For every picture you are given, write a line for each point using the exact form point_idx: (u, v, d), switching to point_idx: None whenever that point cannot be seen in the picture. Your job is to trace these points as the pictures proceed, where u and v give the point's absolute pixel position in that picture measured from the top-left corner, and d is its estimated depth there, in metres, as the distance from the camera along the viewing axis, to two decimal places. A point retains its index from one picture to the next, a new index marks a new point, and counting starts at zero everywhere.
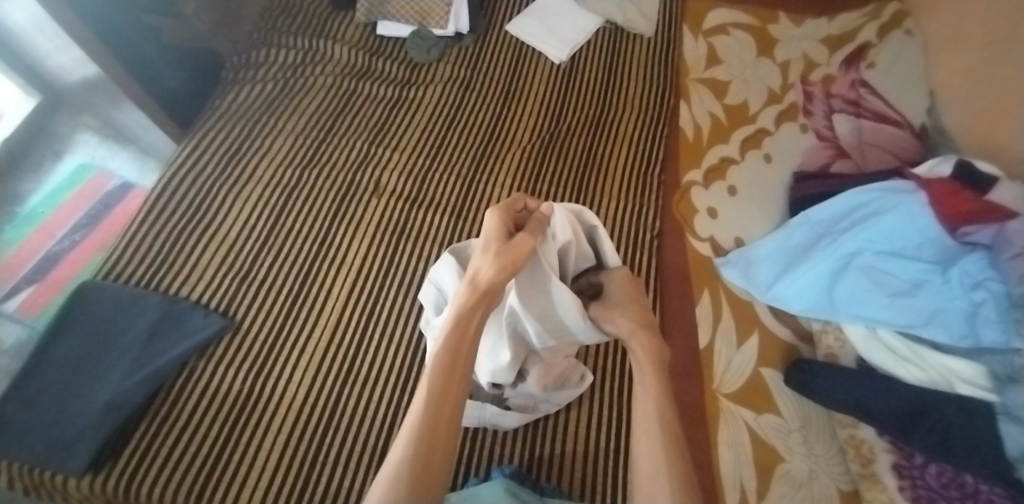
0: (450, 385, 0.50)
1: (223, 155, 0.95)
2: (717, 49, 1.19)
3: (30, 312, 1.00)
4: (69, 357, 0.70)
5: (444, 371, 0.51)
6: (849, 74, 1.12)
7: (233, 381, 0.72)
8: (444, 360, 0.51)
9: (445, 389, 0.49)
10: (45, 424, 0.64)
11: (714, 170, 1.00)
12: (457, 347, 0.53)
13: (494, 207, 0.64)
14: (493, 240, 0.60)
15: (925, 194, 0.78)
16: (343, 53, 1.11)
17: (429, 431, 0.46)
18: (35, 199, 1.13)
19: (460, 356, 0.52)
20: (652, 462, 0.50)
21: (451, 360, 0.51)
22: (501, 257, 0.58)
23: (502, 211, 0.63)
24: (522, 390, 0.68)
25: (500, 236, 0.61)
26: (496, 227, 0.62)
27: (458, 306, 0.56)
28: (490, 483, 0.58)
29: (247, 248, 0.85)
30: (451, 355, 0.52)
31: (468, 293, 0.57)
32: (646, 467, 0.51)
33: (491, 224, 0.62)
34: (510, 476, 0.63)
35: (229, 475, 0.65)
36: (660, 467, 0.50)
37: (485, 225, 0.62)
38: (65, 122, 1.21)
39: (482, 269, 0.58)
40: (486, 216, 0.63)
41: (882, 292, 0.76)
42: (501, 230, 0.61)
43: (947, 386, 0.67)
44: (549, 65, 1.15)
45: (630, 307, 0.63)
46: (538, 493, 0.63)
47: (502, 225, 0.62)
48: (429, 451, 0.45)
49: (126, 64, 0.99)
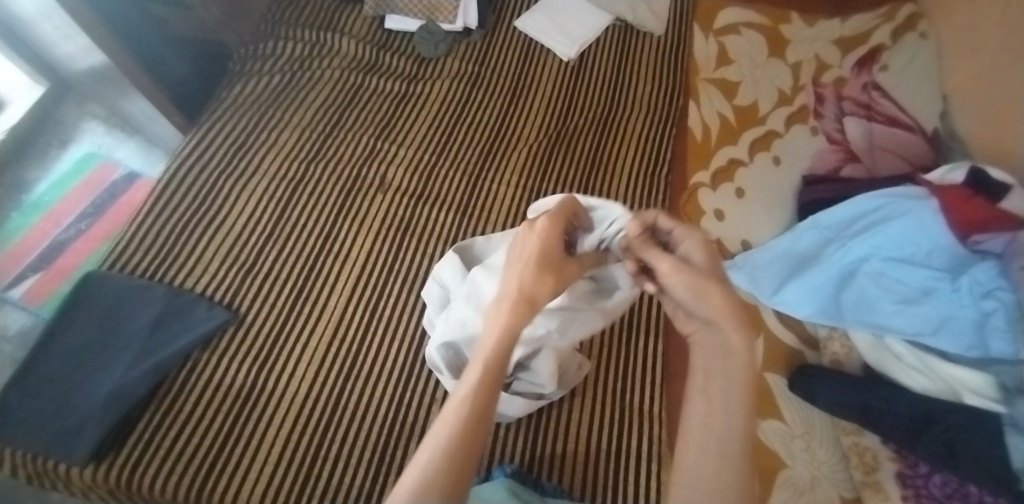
0: (480, 429, 0.39)
1: (230, 147, 0.94)
2: (727, 49, 1.18)
3: (35, 300, 1.00)
4: (71, 347, 0.70)
5: (478, 409, 0.39)
6: (861, 77, 1.10)
7: (235, 375, 0.72)
8: (477, 397, 0.40)
9: (474, 431, 0.38)
10: (47, 413, 0.65)
11: (722, 172, 0.99)
12: (492, 382, 0.42)
13: (551, 212, 0.53)
14: (544, 252, 0.49)
15: (936, 201, 0.78)
16: (351, 47, 1.11)
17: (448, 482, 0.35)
18: (41, 187, 1.13)
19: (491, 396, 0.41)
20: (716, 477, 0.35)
21: (485, 400, 0.40)
22: (553, 279, 0.48)
23: (559, 222, 0.52)
24: (526, 379, 0.67)
25: (553, 252, 0.50)
26: (551, 242, 0.50)
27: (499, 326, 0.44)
28: (492, 483, 0.58)
29: (251, 241, 0.85)
30: (486, 390, 0.41)
31: (514, 313, 0.45)
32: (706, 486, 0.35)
33: (546, 233, 0.50)
34: (512, 475, 0.63)
35: (229, 469, 0.65)
36: (727, 487, 0.34)
37: (538, 232, 0.50)
38: (71, 111, 1.21)
39: (537, 289, 0.47)
40: (539, 219, 0.52)
41: (890, 298, 0.76)
42: (553, 245, 0.50)
43: (954, 396, 0.66)
44: (558, 62, 1.14)
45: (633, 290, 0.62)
46: (540, 493, 0.63)
47: (555, 240, 0.51)
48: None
49: (133, 54, 0.98)
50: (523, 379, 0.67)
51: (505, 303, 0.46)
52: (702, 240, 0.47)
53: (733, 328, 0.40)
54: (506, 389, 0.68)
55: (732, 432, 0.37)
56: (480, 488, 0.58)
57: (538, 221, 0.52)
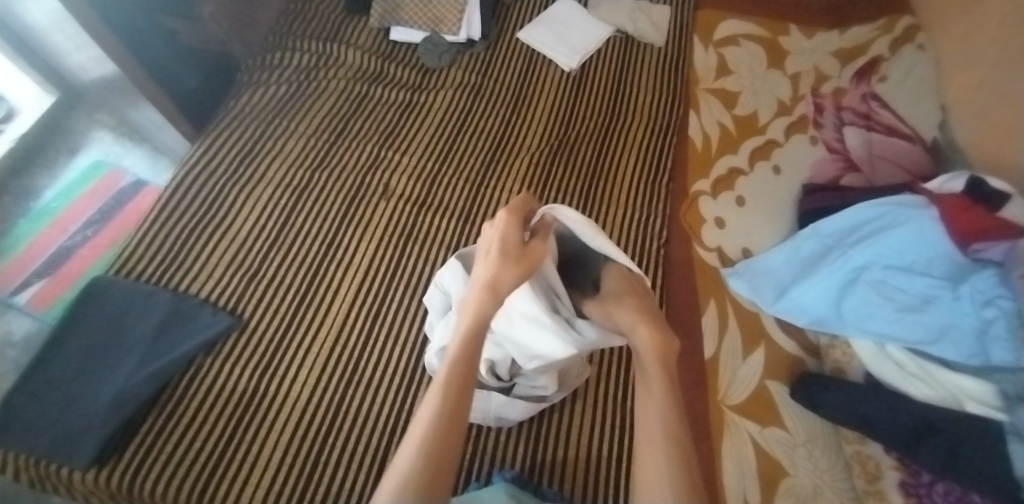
0: (461, 394, 0.50)
1: (237, 154, 0.96)
2: (727, 60, 1.20)
3: (40, 305, 1.01)
4: (77, 352, 0.71)
5: (457, 380, 0.51)
6: (861, 88, 1.11)
7: (238, 380, 0.73)
8: (457, 371, 0.52)
9: (456, 400, 0.50)
10: (52, 417, 0.65)
11: (722, 181, 1.00)
12: (467, 361, 0.53)
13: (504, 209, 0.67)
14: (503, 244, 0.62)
15: (936, 209, 0.78)
16: (356, 57, 1.13)
17: (440, 436, 0.47)
18: (50, 194, 1.15)
19: (469, 370, 0.53)
20: (654, 458, 0.50)
21: (463, 371, 0.52)
22: (513, 263, 0.60)
23: (511, 218, 0.65)
24: (524, 384, 0.68)
25: (511, 240, 0.63)
26: (508, 235, 0.63)
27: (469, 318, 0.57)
28: (492, 487, 0.58)
29: (256, 247, 0.86)
30: (463, 367, 0.53)
31: (481, 305, 0.58)
32: (649, 466, 0.50)
33: (501, 231, 0.64)
34: (512, 480, 0.63)
35: (230, 475, 0.65)
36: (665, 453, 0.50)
37: (497, 230, 0.64)
38: (81, 120, 1.24)
39: (500, 275, 0.59)
40: (497, 217, 0.66)
41: (891, 307, 0.76)
42: (509, 237, 0.63)
43: (957, 405, 0.66)
44: (559, 72, 1.16)
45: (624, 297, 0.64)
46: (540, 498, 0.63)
47: (512, 233, 0.64)
48: (438, 463, 0.45)
49: (143, 64, 1.00)
50: (522, 384, 0.69)
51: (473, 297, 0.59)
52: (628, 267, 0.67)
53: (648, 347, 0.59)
54: (506, 392, 0.69)
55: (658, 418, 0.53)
56: (480, 491, 0.58)
57: (496, 220, 0.66)
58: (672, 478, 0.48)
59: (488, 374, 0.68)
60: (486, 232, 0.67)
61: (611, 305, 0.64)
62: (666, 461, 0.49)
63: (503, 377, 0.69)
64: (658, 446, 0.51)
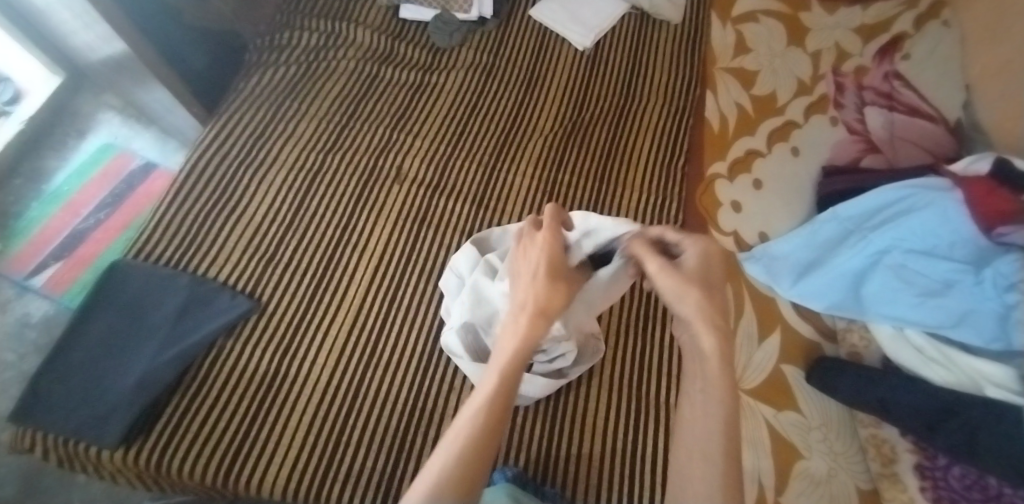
0: (500, 408, 0.44)
1: (249, 138, 0.95)
2: (745, 37, 1.17)
3: (57, 288, 1.02)
4: (98, 335, 0.71)
5: (498, 404, 0.44)
6: (883, 66, 1.09)
7: (259, 362, 0.74)
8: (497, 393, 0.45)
9: (498, 407, 0.44)
10: (77, 399, 0.66)
11: (740, 163, 0.99)
12: (512, 370, 0.46)
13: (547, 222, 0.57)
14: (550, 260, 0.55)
15: (960, 192, 0.77)
16: (365, 37, 1.10)
17: (473, 454, 0.40)
18: (60, 178, 1.15)
19: (509, 386, 0.45)
20: (704, 478, 0.39)
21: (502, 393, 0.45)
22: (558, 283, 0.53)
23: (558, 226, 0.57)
24: (545, 358, 0.69)
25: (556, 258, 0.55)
26: (556, 251, 0.56)
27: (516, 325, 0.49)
28: (493, 489, 0.58)
29: (272, 231, 0.86)
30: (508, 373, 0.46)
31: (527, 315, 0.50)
32: (684, 468, 0.41)
33: (549, 245, 0.56)
34: (512, 479, 0.64)
35: (255, 454, 0.66)
36: (709, 459, 0.40)
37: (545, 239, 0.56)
38: (88, 101, 1.24)
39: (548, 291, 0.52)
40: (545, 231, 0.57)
41: (912, 291, 0.75)
42: (558, 254, 0.56)
43: (975, 389, 0.65)
44: (573, 52, 1.13)
45: (694, 273, 0.48)
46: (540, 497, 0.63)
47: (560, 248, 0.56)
48: (472, 474, 0.39)
49: (152, 44, 0.98)
50: (540, 359, 0.69)
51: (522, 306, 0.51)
52: (704, 246, 0.50)
53: (705, 330, 0.45)
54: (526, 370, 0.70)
55: (711, 415, 0.42)
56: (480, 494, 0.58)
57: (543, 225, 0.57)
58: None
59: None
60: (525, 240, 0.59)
61: (682, 280, 0.47)
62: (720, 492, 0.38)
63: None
64: (708, 463, 0.40)
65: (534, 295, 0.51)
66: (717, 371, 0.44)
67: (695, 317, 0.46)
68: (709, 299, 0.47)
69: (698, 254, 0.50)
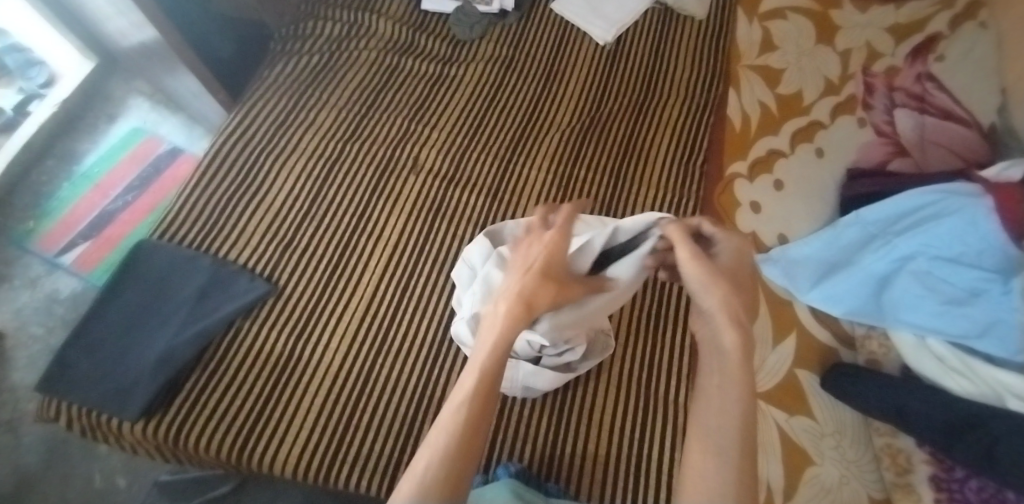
0: (484, 405, 0.43)
1: (270, 125, 0.97)
2: (773, 35, 1.14)
3: (85, 266, 1.06)
4: (122, 312, 0.74)
5: (482, 402, 0.43)
6: (915, 67, 1.06)
7: (275, 344, 0.75)
8: (479, 390, 0.43)
9: (482, 406, 0.43)
10: (101, 372, 0.68)
11: (761, 163, 0.97)
12: (497, 367, 0.45)
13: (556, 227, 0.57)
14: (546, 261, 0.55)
15: (991, 200, 0.74)
16: (387, 27, 1.11)
17: (457, 455, 0.39)
18: (91, 159, 1.19)
19: (494, 384, 0.44)
20: (715, 470, 0.37)
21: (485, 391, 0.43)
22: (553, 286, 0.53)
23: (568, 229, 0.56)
24: (553, 354, 0.69)
25: (555, 260, 0.55)
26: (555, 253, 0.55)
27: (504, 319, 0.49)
28: (497, 483, 0.59)
29: (290, 217, 0.88)
30: (493, 370, 0.45)
31: (514, 310, 0.49)
32: (697, 459, 0.39)
33: (551, 246, 0.56)
34: (516, 475, 0.64)
35: (268, 433, 0.68)
36: (725, 451, 0.38)
37: (551, 241, 0.56)
38: (119, 87, 1.27)
39: (535, 288, 0.52)
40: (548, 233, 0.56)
41: (935, 299, 0.73)
42: (557, 255, 0.56)
43: (998, 401, 0.63)
44: (595, 46, 1.12)
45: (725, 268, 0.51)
46: (544, 493, 0.64)
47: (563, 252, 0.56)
48: (457, 477, 0.38)
49: (181, 31, 1.00)
50: (548, 354, 0.69)
51: (506, 301, 0.50)
52: (738, 244, 0.53)
53: (728, 324, 0.45)
54: (535, 363, 0.70)
55: (729, 408, 0.41)
56: (486, 488, 0.59)
57: (553, 231, 0.57)
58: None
59: (519, 346, 0.68)
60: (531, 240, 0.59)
61: (707, 267, 0.49)
62: (734, 486, 0.36)
63: (533, 349, 0.68)
64: (721, 456, 0.38)
65: (522, 293, 0.50)
66: (736, 365, 0.43)
67: (717, 308, 0.47)
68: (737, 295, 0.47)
69: (731, 250, 0.53)
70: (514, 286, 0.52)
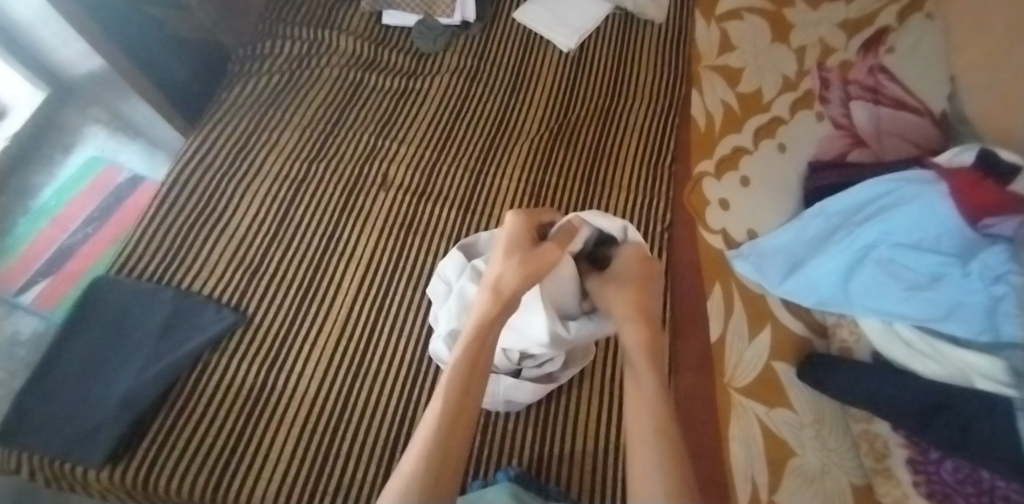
0: (467, 397, 0.48)
1: (232, 149, 0.94)
2: (730, 35, 1.17)
3: (45, 305, 1.02)
4: (82, 353, 0.71)
5: (460, 393, 0.48)
6: (867, 60, 1.09)
7: (247, 375, 0.73)
8: (462, 370, 0.50)
9: (462, 397, 0.48)
10: (61, 418, 0.66)
11: (727, 161, 0.99)
12: (476, 359, 0.51)
13: (508, 217, 0.64)
14: (508, 249, 0.60)
15: (946, 185, 0.76)
16: (348, 44, 1.10)
17: (441, 444, 0.44)
18: (47, 193, 1.14)
19: (475, 375, 0.50)
20: (642, 458, 0.44)
21: (469, 371, 0.50)
22: (522, 265, 0.58)
23: (523, 218, 0.63)
24: (536, 365, 0.69)
25: (517, 244, 0.61)
26: (515, 239, 0.61)
27: (478, 315, 0.55)
28: (496, 486, 0.58)
29: (257, 243, 0.85)
30: (471, 361, 0.51)
31: (488, 304, 0.56)
32: (635, 431, 0.47)
33: (509, 235, 0.62)
34: (515, 478, 0.64)
35: (244, 468, 0.66)
36: (652, 422, 0.47)
37: (506, 231, 0.63)
38: (71, 115, 1.23)
39: (505, 276, 0.58)
40: (503, 226, 0.64)
41: (900, 285, 0.74)
42: (519, 240, 0.61)
43: (965, 381, 0.64)
44: (558, 54, 1.13)
45: (627, 282, 0.61)
46: (544, 497, 0.64)
47: (521, 236, 0.61)
48: (442, 465, 0.42)
49: (132, 58, 0.97)
50: (530, 365, 0.70)
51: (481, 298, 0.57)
52: (634, 251, 0.64)
53: (633, 323, 0.56)
54: (515, 376, 0.70)
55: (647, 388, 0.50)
56: (484, 490, 0.58)
57: (506, 219, 0.64)
58: (665, 475, 0.42)
59: (498, 359, 0.69)
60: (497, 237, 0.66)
61: (609, 288, 0.61)
62: (658, 464, 0.43)
63: (511, 361, 0.69)
64: (647, 447, 0.45)
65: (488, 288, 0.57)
66: (643, 357, 0.53)
67: (624, 309, 0.58)
68: (635, 295, 0.59)
69: (626, 261, 0.64)
70: (485, 284, 0.58)
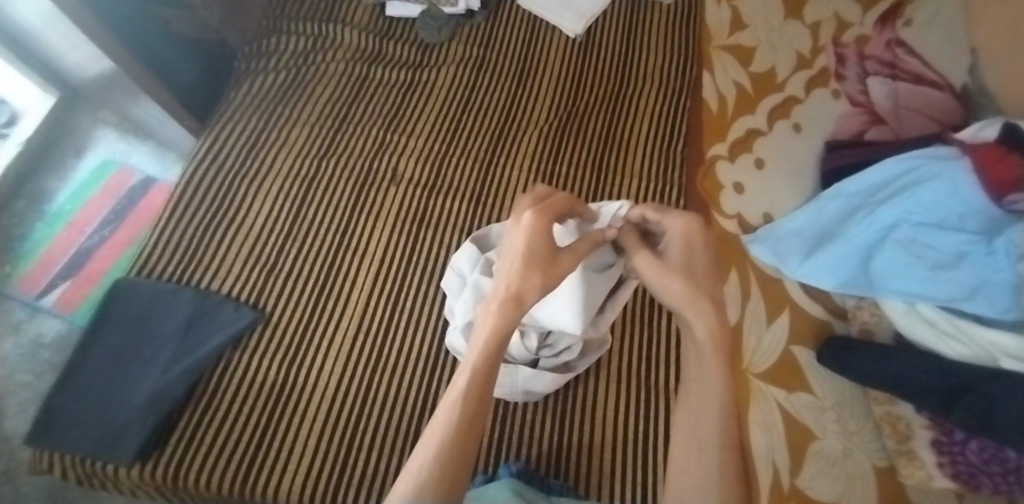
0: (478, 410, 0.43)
1: (242, 148, 0.95)
2: (742, 13, 1.14)
3: (66, 307, 1.03)
4: (105, 355, 0.72)
5: (472, 405, 0.43)
6: (884, 34, 1.06)
7: (269, 371, 0.74)
8: (476, 380, 0.45)
9: (473, 412, 0.43)
10: (89, 418, 0.67)
11: (740, 143, 0.97)
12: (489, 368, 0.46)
13: (531, 210, 0.52)
14: (529, 250, 0.50)
15: (968, 160, 0.74)
16: (353, 37, 1.09)
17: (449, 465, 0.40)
18: (63, 197, 1.16)
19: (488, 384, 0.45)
20: (688, 465, 0.43)
21: (482, 381, 0.45)
22: (542, 272, 0.50)
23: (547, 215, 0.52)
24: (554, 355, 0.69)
25: (540, 246, 0.51)
26: (536, 239, 0.51)
27: (491, 321, 0.47)
28: (496, 483, 0.58)
29: (272, 241, 0.86)
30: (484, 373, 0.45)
31: (502, 309, 0.48)
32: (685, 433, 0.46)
33: (532, 233, 0.51)
34: (517, 474, 0.63)
35: (268, 463, 0.67)
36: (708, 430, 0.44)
37: (527, 228, 0.51)
38: (84, 118, 1.24)
39: (525, 282, 0.49)
40: (524, 219, 0.52)
41: (923, 265, 0.73)
42: (543, 241, 0.51)
43: (991, 361, 0.63)
44: (565, 39, 1.11)
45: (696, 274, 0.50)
46: (545, 490, 0.63)
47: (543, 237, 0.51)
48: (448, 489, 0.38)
49: (139, 59, 0.97)
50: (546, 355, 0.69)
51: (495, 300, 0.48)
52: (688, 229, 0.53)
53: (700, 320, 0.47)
54: (533, 366, 0.70)
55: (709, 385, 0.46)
56: (485, 487, 0.58)
57: (525, 214, 0.53)
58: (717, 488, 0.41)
59: (515, 350, 0.68)
60: (509, 229, 0.54)
61: (674, 276, 0.50)
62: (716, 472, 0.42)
63: (530, 351, 0.68)
64: (703, 450, 0.43)
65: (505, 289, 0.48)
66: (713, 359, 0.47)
67: (685, 304, 0.48)
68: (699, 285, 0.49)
69: (679, 238, 0.53)
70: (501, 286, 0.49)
